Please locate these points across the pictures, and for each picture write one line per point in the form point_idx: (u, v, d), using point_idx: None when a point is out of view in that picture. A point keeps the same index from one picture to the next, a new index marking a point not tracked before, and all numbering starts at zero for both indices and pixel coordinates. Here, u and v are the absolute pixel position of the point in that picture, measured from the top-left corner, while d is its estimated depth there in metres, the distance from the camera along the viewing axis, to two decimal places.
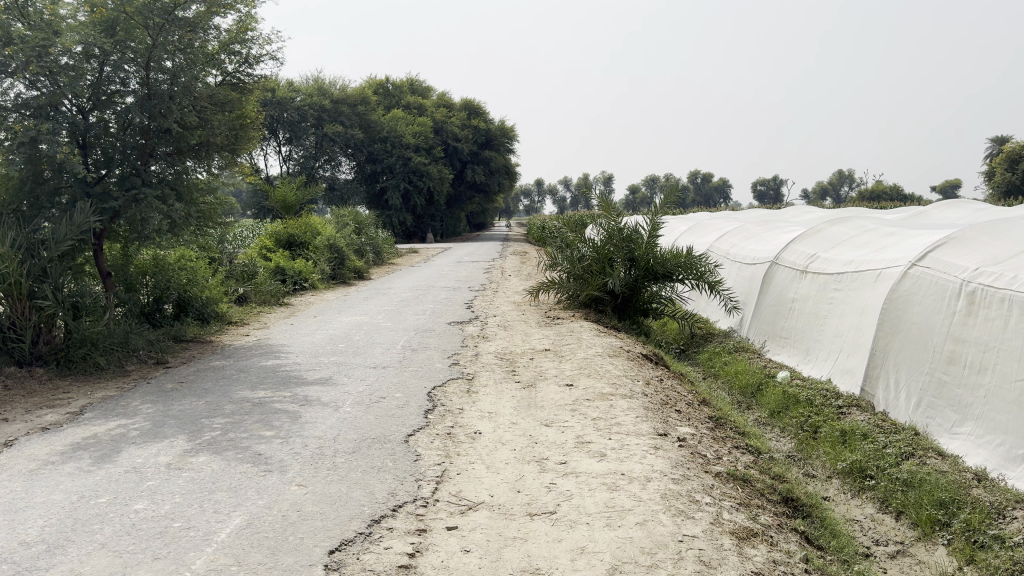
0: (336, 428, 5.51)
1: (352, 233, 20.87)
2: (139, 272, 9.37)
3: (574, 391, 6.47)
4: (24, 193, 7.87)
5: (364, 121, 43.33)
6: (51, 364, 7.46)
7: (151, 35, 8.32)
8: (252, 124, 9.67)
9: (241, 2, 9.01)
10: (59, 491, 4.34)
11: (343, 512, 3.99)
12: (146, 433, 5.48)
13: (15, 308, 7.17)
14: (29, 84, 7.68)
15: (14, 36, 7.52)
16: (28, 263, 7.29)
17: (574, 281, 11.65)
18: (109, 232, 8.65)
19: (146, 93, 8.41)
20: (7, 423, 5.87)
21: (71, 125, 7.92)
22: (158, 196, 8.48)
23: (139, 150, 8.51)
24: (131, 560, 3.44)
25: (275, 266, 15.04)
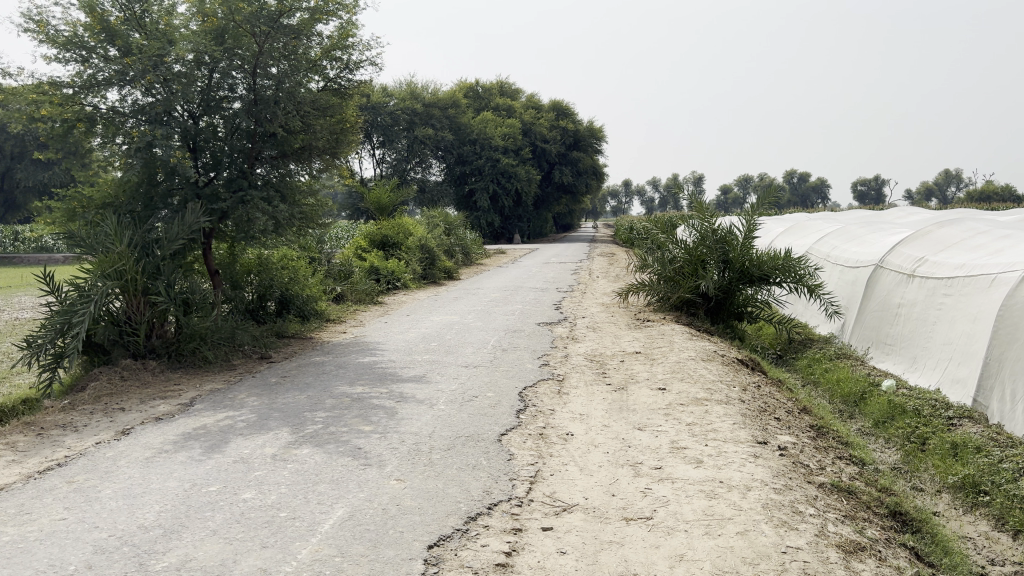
0: (432, 425, 5.60)
1: (442, 234, 21.24)
2: (245, 270, 9.75)
3: (668, 395, 6.38)
4: (140, 194, 8.35)
5: (454, 124, 44.08)
6: (164, 357, 7.85)
7: (258, 42, 8.64)
8: (352, 128, 9.90)
9: (343, 8, 9.24)
10: (174, 479, 4.56)
11: (441, 508, 4.04)
12: (252, 425, 5.70)
13: (131, 303, 7.55)
14: (146, 91, 8.16)
15: (134, 45, 8.06)
16: (142, 260, 7.69)
17: (665, 283, 11.49)
18: (218, 232, 9.05)
19: (252, 99, 8.73)
20: (124, 413, 6.22)
21: (183, 130, 8.34)
22: (264, 198, 8.81)
23: (245, 153, 8.89)
24: (241, 547, 3.58)
25: (369, 266, 15.45)
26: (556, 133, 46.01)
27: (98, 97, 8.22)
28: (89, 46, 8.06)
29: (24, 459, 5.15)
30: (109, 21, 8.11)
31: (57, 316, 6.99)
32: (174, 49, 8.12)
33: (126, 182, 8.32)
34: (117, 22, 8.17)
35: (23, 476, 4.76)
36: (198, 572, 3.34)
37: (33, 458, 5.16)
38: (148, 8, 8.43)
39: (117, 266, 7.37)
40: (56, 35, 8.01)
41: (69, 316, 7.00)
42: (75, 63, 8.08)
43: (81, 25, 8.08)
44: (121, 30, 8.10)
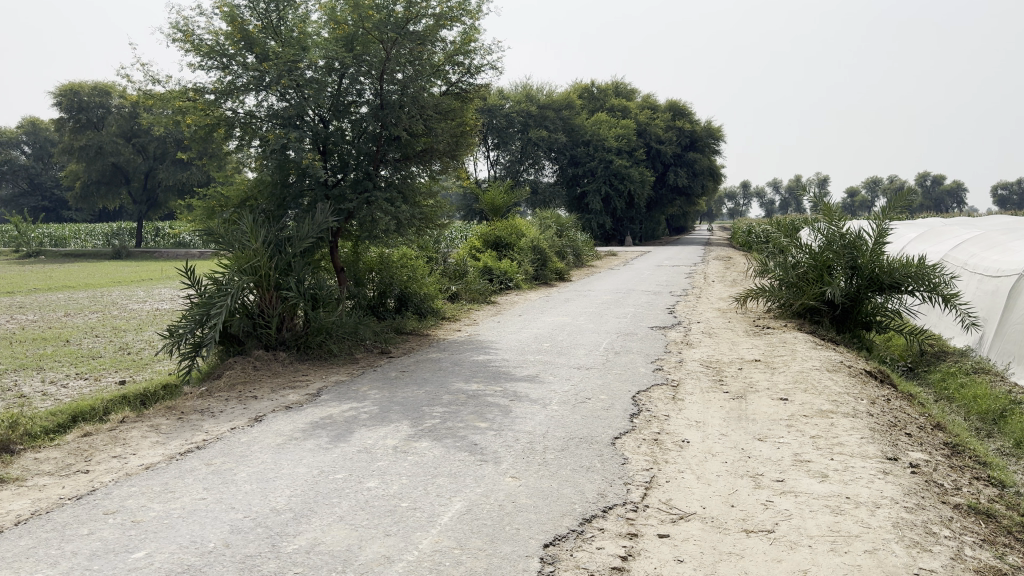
0: (546, 425, 5.65)
1: (555, 236, 21.38)
2: (367, 269, 10.14)
3: (790, 406, 6.19)
4: (274, 194, 8.87)
5: (567, 126, 44.31)
6: (293, 349, 8.27)
7: (385, 48, 8.94)
8: (472, 131, 10.08)
9: (466, 14, 9.43)
10: (302, 465, 4.80)
11: (556, 508, 4.07)
12: (374, 417, 5.91)
13: (263, 297, 7.97)
14: (280, 96, 8.63)
15: (270, 53, 8.51)
16: (275, 257, 8.11)
17: (787, 289, 11.19)
18: (344, 231, 9.46)
19: (379, 103, 9.06)
20: (256, 401, 6.58)
21: (314, 133, 8.78)
22: (387, 199, 9.10)
23: (371, 156, 9.23)
24: (365, 534, 3.73)
25: (483, 266, 15.71)
26: (671, 133, 45.25)
27: (236, 101, 8.73)
28: (229, 54, 8.59)
29: (168, 441, 5.54)
30: (248, 29, 8.61)
31: (197, 308, 7.47)
32: (307, 56, 8.53)
33: (262, 183, 8.84)
34: (254, 31, 8.65)
35: (168, 456, 5.13)
36: (327, 556, 3.50)
37: (176, 440, 5.54)
38: (284, 17, 8.86)
39: (252, 262, 7.81)
40: (200, 43, 8.56)
41: (208, 308, 7.46)
42: (216, 71, 8.64)
43: (223, 34, 8.62)
44: (259, 38, 8.57)
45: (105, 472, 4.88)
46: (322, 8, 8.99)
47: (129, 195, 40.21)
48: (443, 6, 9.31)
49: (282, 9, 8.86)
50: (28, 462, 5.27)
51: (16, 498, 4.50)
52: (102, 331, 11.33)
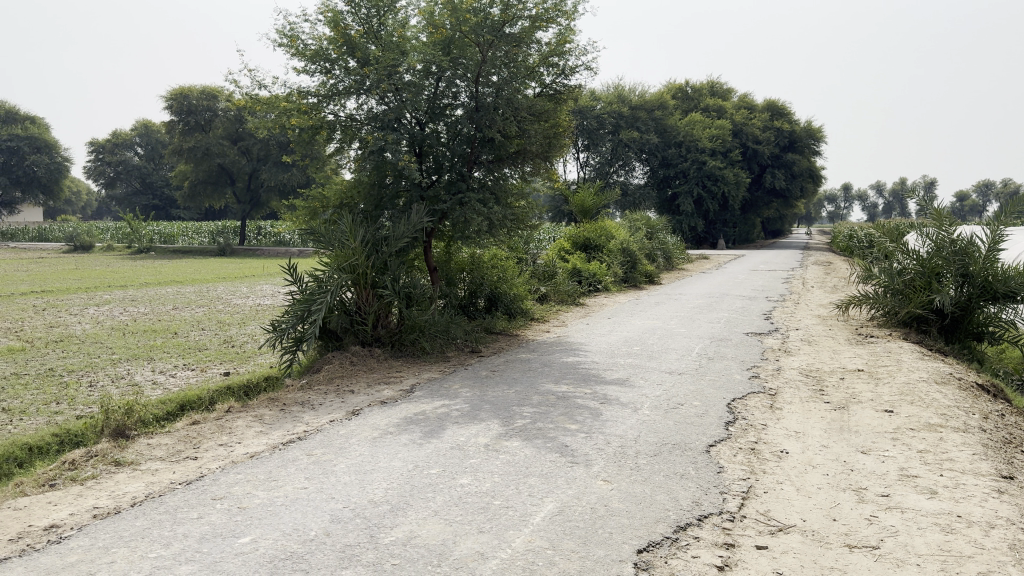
0: (637, 429, 5.60)
1: (645, 238, 21.17)
2: (459, 269, 10.28)
3: (895, 418, 5.94)
4: (371, 195, 9.16)
5: (660, 127, 43.83)
6: (387, 346, 8.48)
7: (481, 51, 9.05)
8: (565, 132, 10.04)
9: (562, 14, 9.43)
10: (398, 459, 4.91)
11: (649, 514, 4.04)
12: (465, 415, 5.99)
13: (361, 295, 8.19)
14: (380, 99, 8.87)
15: (371, 57, 8.75)
16: (373, 256, 8.33)
17: (893, 297, 10.76)
18: (437, 231, 9.66)
19: (474, 106, 9.18)
20: (354, 395, 6.78)
21: (410, 136, 9.00)
22: (480, 200, 9.19)
23: (465, 158, 9.36)
24: (459, 530, 3.79)
25: (572, 267, 15.72)
26: (768, 133, 44.07)
27: (337, 105, 9.05)
28: (332, 58, 8.91)
29: (270, 431, 5.76)
30: (350, 34, 8.86)
31: (299, 304, 7.77)
32: (406, 60, 8.74)
33: (361, 184, 9.13)
34: (356, 36, 8.91)
35: (271, 445, 5.33)
36: (423, 549, 3.57)
37: (278, 431, 5.76)
38: (384, 22, 9.11)
39: (351, 260, 8.06)
40: (304, 48, 8.89)
41: (309, 305, 7.74)
42: (320, 75, 8.96)
43: (326, 40, 8.92)
44: (360, 43, 8.83)
45: (212, 459, 5.12)
46: (421, 13, 9.18)
47: (233, 196, 41.93)
48: (539, 7, 9.34)
49: (382, 14, 9.10)
50: (142, 447, 5.58)
51: (133, 481, 4.77)
52: (207, 324, 11.90)
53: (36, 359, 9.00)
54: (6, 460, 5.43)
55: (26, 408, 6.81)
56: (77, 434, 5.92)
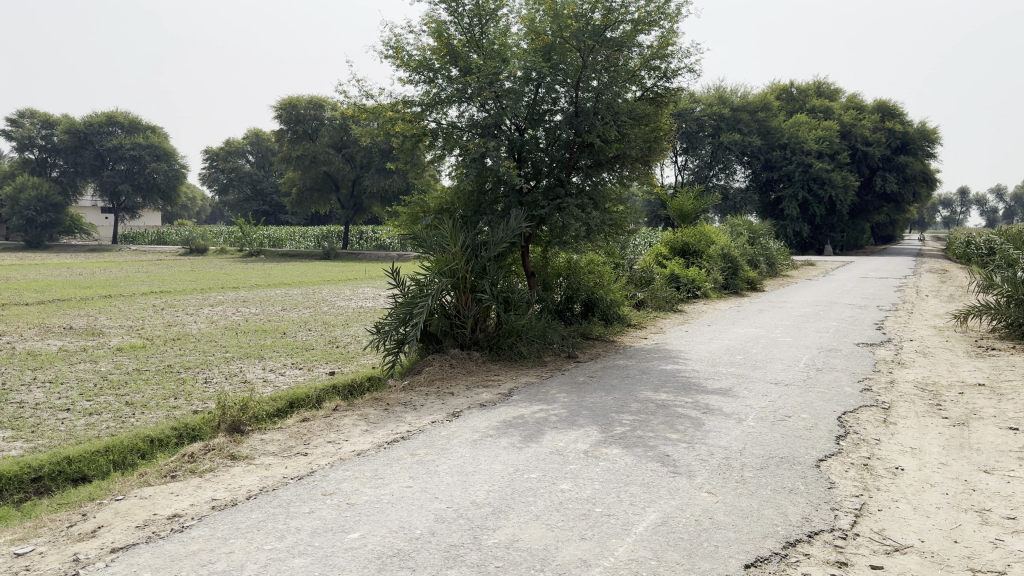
0: (742, 441, 5.47)
1: (747, 243, 20.67)
2: (555, 274, 10.30)
3: (1021, 437, 5.58)
4: (471, 201, 9.32)
5: (763, 129, 42.77)
6: (485, 349, 8.59)
7: (582, 57, 9.04)
8: (666, 136, 9.89)
9: (665, 16, 9.31)
10: (499, 462, 4.96)
11: (756, 528, 3.94)
12: (564, 420, 6.00)
13: (460, 298, 8.33)
14: (481, 107, 9.01)
15: (473, 66, 8.92)
16: (472, 260, 8.44)
17: (1016, 307, 10.07)
18: (535, 236, 9.71)
19: (574, 111, 9.17)
20: (454, 397, 6.89)
21: (510, 142, 9.10)
22: (579, 205, 9.15)
23: (564, 163, 9.38)
24: (562, 536, 3.80)
25: (670, 273, 15.53)
26: (878, 134, 42.28)
27: (440, 113, 9.25)
28: (435, 68, 9.12)
29: (375, 430, 5.92)
30: (453, 44, 9.08)
31: (401, 307, 7.95)
32: (507, 66, 8.88)
33: (462, 191, 9.32)
34: (458, 45, 9.10)
35: (376, 444, 5.49)
36: (526, 552, 3.60)
37: (382, 430, 5.91)
38: (486, 30, 9.25)
39: (451, 265, 8.22)
40: (409, 59, 9.13)
41: (411, 308, 7.93)
42: (423, 84, 9.19)
43: (430, 50, 9.14)
44: (462, 52, 9.00)
45: (321, 456, 5.31)
46: (522, 20, 9.27)
47: (338, 201, 43.35)
48: (642, 11, 9.27)
49: (484, 23, 9.24)
50: (256, 442, 5.84)
51: (248, 474, 5.00)
52: (313, 325, 12.35)
53: (157, 356, 9.56)
54: (131, 451, 5.78)
55: (149, 402, 7.23)
56: (195, 428, 6.25)
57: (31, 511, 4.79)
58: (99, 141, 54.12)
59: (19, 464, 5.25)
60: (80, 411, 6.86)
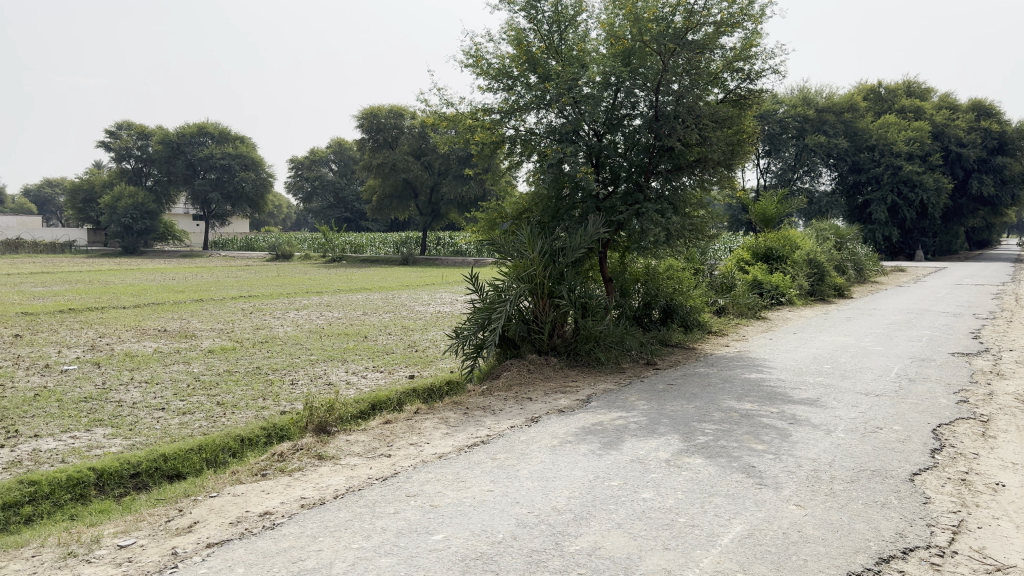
0: (830, 453, 5.29)
1: (833, 248, 20.04)
2: (634, 279, 10.20)
3: None
4: (549, 207, 9.31)
5: (850, 130, 41.42)
6: (563, 355, 8.57)
7: (663, 60, 8.95)
8: (749, 139, 9.67)
9: (748, 17, 9.13)
10: (579, 469, 4.94)
11: (847, 543, 3.81)
12: (644, 428, 5.93)
13: (538, 303, 8.33)
14: (559, 113, 9.02)
15: (552, 72, 8.94)
16: (550, 266, 8.41)
17: None
18: (613, 242, 9.64)
19: (653, 116, 9.08)
20: (533, 402, 6.90)
21: (588, 147, 9.07)
22: (659, 210, 9.01)
23: (643, 167, 9.28)
24: (645, 545, 3.76)
25: (753, 280, 15.19)
26: (974, 134, 40.43)
27: (518, 120, 9.30)
28: (514, 76, 9.18)
29: (455, 433, 5.98)
30: (532, 51, 9.12)
31: (480, 312, 8.04)
32: (586, 72, 8.87)
33: (539, 197, 9.33)
34: (538, 52, 9.13)
35: (457, 447, 5.54)
36: (608, 560, 3.57)
37: (462, 433, 5.97)
38: (565, 37, 9.28)
39: (529, 270, 8.24)
40: (488, 67, 9.22)
41: (490, 313, 8.00)
42: (502, 92, 9.26)
43: (509, 57, 9.21)
44: (541, 59, 9.03)
45: (404, 458, 5.39)
46: (602, 26, 9.25)
47: (417, 208, 44.06)
48: (724, 12, 9.11)
49: (563, 30, 9.27)
50: (341, 442, 5.98)
51: (334, 474, 5.12)
52: (393, 329, 12.57)
53: (246, 357, 9.91)
54: (223, 450, 6.01)
55: (238, 402, 7.50)
56: (283, 428, 6.45)
57: (132, 505, 5.03)
58: (192, 151, 56.46)
59: (120, 460, 5.51)
60: (175, 410, 7.16)
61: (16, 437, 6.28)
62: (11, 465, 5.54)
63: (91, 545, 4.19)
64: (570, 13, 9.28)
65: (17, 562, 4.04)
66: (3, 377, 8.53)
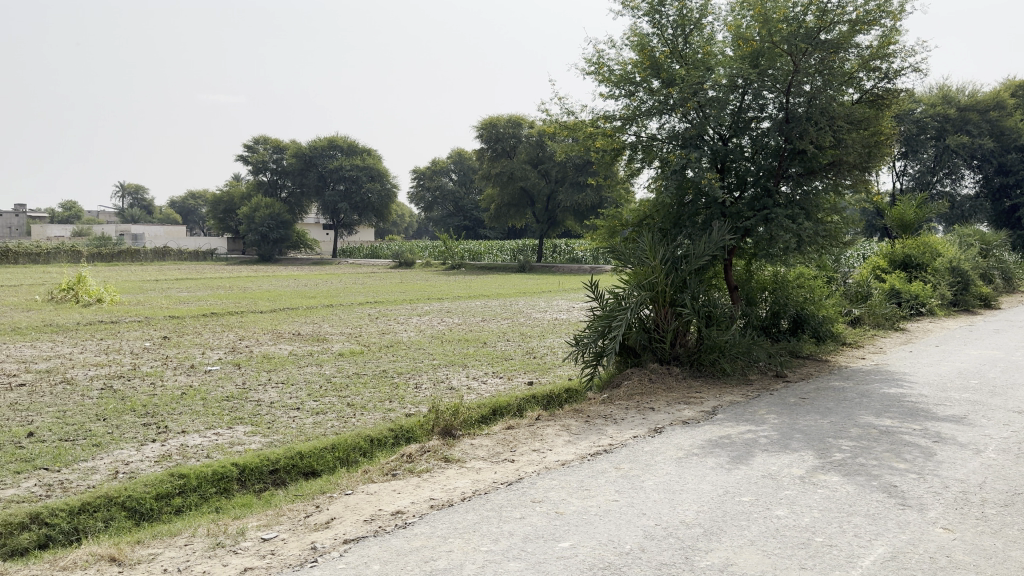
0: (981, 474, 4.94)
1: (979, 256, 18.76)
2: (761, 288, 9.88)
3: None
4: (672, 213, 9.15)
5: (997, 128, 38.67)
6: (686, 365, 8.41)
7: (794, 61, 8.70)
8: (888, 140, 9.17)
9: (887, 13, 8.69)
10: (707, 482, 4.82)
11: (1004, 571, 3.54)
12: (775, 442, 5.73)
13: (660, 312, 8.21)
14: (683, 117, 8.88)
15: (677, 76, 8.83)
16: (672, 274, 8.27)
17: None
18: (739, 249, 9.38)
19: (783, 118, 8.78)
20: (656, 412, 6.80)
21: (713, 152, 8.88)
22: (789, 215, 8.66)
23: (772, 172, 8.96)
24: (780, 563, 3.62)
25: (890, 289, 14.43)
26: None
27: (640, 126, 9.23)
28: (636, 82, 9.13)
29: (578, 441, 5.97)
30: (656, 56, 9.04)
31: (601, 319, 8.02)
32: (712, 75, 8.70)
33: (661, 203, 9.20)
34: (661, 57, 9.05)
35: (580, 455, 5.53)
36: None
37: (585, 441, 5.95)
38: (690, 40, 9.13)
39: (651, 278, 8.12)
40: (611, 73, 9.21)
41: (610, 321, 7.96)
42: (624, 98, 9.22)
43: (632, 63, 9.17)
44: (665, 64, 8.94)
45: (528, 464, 5.42)
46: (728, 28, 9.06)
47: (534, 216, 44.39)
48: (860, 10, 8.72)
49: (688, 33, 9.13)
50: (466, 446, 6.09)
51: (460, 477, 5.22)
52: (512, 336, 12.71)
53: (374, 361, 10.27)
54: (354, 449, 6.25)
55: (367, 404, 7.77)
56: (409, 430, 6.64)
57: (272, 500, 5.29)
58: (322, 163, 59.10)
59: (260, 456, 5.81)
60: (309, 411, 7.49)
61: (167, 432, 6.73)
62: (164, 458, 5.95)
63: (237, 536, 4.43)
64: (696, 16, 9.13)
65: (172, 549, 4.34)
66: (155, 376, 9.18)
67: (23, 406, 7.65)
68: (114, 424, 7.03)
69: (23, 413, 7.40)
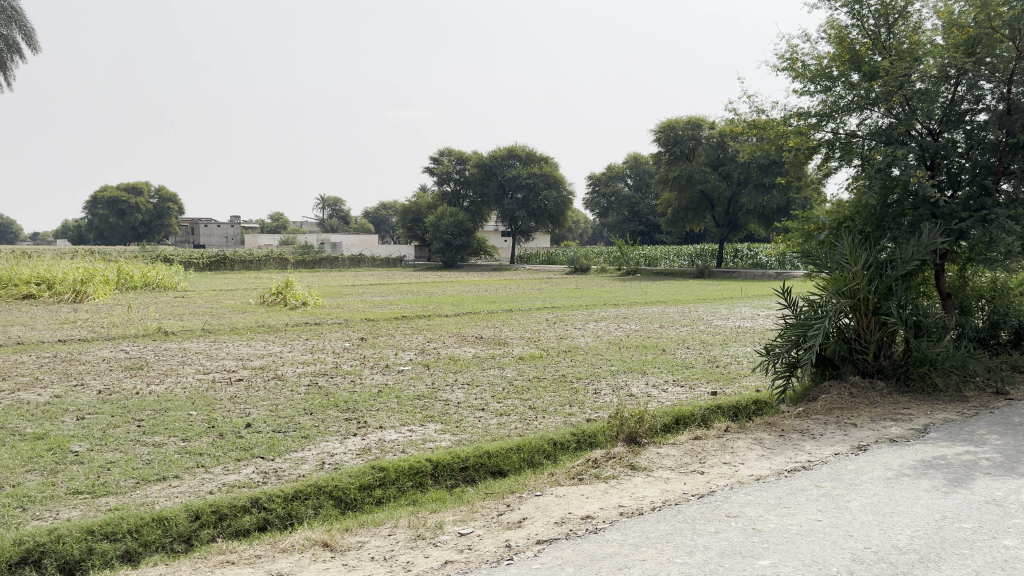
0: None
1: None
2: (976, 295, 9.02)
3: None
4: (874, 216, 8.58)
5: None
6: (891, 379, 7.87)
7: (1017, 46, 7.90)
8: None
9: None
10: (921, 506, 4.47)
11: None
12: (999, 466, 5.21)
13: (861, 321, 7.73)
14: (887, 112, 8.35)
15: (879, 69, 8.30)
16: (876, 280, 7.74)
17: None
18: (952, 253, 8.63)
19: (1004, 109, 7.98)
20: (858, 429, 6.40)
21: (921, 148, 8.28)
22: (1012, 216, 7.85)
23: (991, 169, 8.16)
24: None
25: None
26: None
27: (837, 123, 8.77)
28: (834, 76, 8.70)
29: (772, 456, 5.75)
30: (856, 49, 8.59)
31: (795, 328, 7.68)
32: (920, 66, 8.10)
33: (862, 205, 8.65)
34: (862, 49, 8.59)
35: (776, 471, 5.32)
36: None
37: (780, 456, 5.71)
38: (894, 30, 8.58)
39: (852, 285, 7.66)
40: (805, 69, 8.82)
41: (805, 330, 7.60)
42: (820, 94, 8.82)
43: (829, 57, 8.75)
44: (866, 56, 8.48)
45: (719, 476, 5.28)
46: (938, 15, 8.42)
47: (713, 219, 43.27)
48: None
49: (892, 23, 8.59)
50: (653, 454, 6.03)
51: (649, 486, 5.17)
52: (692, 343, 12.44)
53: (553, 365, 10.42)
54: (538, 452, 6.36)
55: (548, 407, 7.88)
56: (592, 436, 6.67)
57: (463, 497, 5.51)
58: (501, 172, 60.86)
59: (451, 454, 6.06)
60: (493, 412, 7.72)
61: (365, 427, 7.18)
62: (363, 452, 6.36)
63: (435, 529, 4.65)
64: (900, 4, 8.56)
65: (377, 538, 4.62)
66: (354, 375, 9.83)
67: (241, 400, 8.44)
68: (319, 418, 7.59)
69: (242, 405, 8.17)
